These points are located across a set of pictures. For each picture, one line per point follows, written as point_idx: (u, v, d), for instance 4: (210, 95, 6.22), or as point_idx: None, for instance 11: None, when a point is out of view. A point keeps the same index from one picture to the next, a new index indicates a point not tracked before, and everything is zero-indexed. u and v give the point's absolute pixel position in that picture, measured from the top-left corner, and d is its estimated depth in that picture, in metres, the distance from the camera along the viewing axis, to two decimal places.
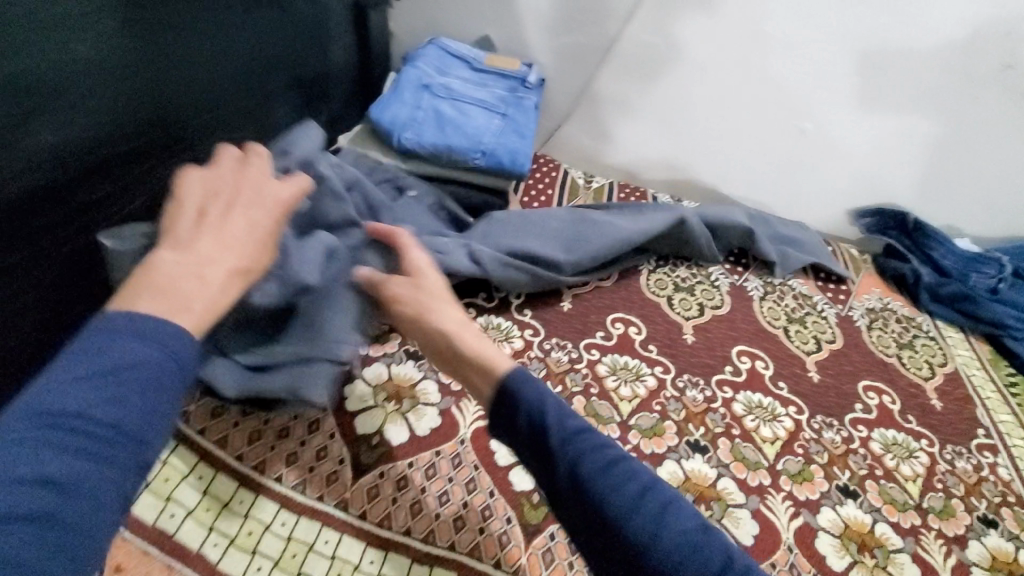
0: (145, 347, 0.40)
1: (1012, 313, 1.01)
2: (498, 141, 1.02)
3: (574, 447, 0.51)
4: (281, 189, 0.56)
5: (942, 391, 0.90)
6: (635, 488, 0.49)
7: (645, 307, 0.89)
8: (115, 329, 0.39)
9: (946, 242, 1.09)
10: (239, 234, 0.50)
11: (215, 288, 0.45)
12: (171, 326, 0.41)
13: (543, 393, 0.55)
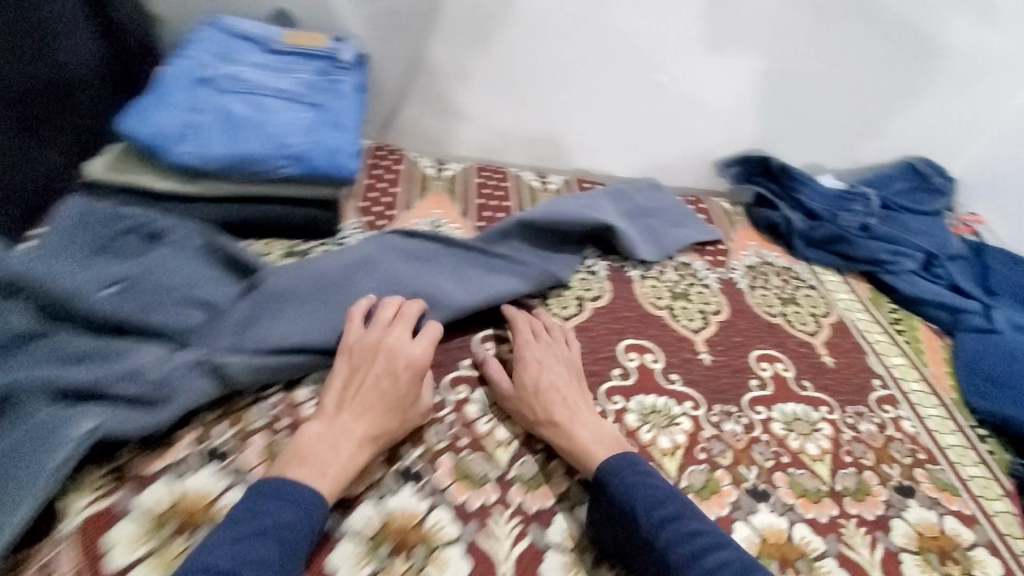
0: (295, 504, 0.51)
1: (884, 248, 0.99)
2: (310, 141, 0.79)
3: (663, 532, 0.53)
4: (405, 336, 0.64)
5: (831, 345, 0.86)
6: (699, 545, 0.52)
7: (516, 318, 0.76)
8: (271, 489, 0.52)
9: (811, 183, 1.05)
10: (381, 390, 0.60)
11: (343, 458, 0.55)
12: (309, 490, 0.52)
13: (650, 482, 0.57)
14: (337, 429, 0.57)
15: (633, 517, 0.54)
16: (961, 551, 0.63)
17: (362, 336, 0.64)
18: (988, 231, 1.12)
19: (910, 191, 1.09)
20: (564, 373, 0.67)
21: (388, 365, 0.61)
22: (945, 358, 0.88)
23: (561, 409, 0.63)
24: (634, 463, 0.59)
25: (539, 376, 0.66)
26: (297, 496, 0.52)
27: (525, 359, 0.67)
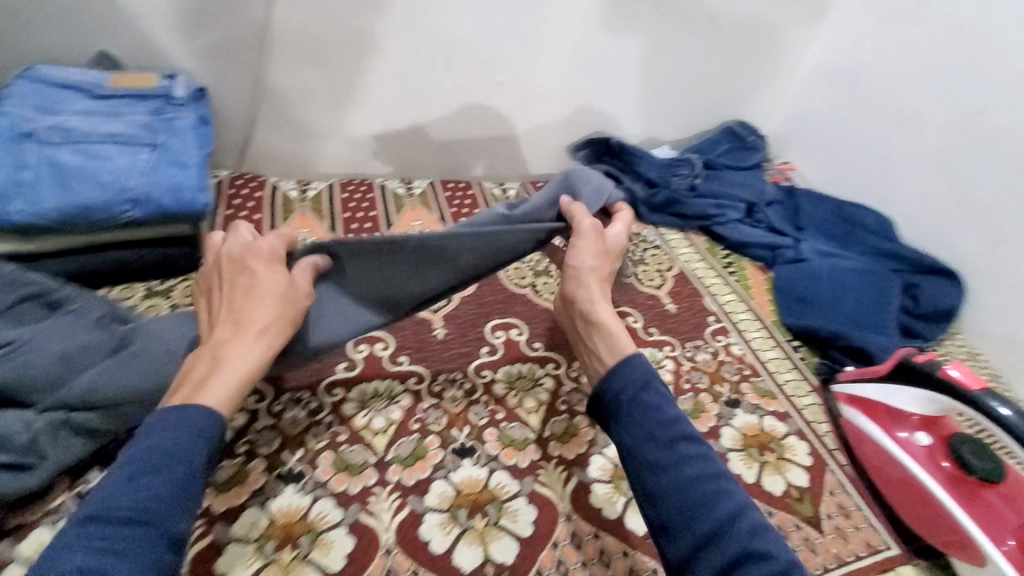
0: (181, 424, 0.47)
1: (712, 203, 1.13)
2: (151, 182, 0.80)
3: (643, 452, 0.50)
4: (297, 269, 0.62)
5: (672, 293, 0.98)
6: (705, 468, 0.49)
7: None
8: (158, 426, 0.47)
9: (645, 155, 1.18)
10: (255, 289, 0.57)
11: (229, 364, 0.52)
12: (193, 409, 0.48)
13: (655, 401, 0.53)
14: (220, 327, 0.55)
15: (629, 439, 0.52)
16: (777, 442, 0.76)
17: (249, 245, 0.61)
18: (798, 174, 1.31)
19: (731, 151, 1.26)
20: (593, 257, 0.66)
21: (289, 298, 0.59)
22: (768, 289, 1.03)
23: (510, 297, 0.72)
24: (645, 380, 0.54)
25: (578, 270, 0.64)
26: (183, 419, 0.47)
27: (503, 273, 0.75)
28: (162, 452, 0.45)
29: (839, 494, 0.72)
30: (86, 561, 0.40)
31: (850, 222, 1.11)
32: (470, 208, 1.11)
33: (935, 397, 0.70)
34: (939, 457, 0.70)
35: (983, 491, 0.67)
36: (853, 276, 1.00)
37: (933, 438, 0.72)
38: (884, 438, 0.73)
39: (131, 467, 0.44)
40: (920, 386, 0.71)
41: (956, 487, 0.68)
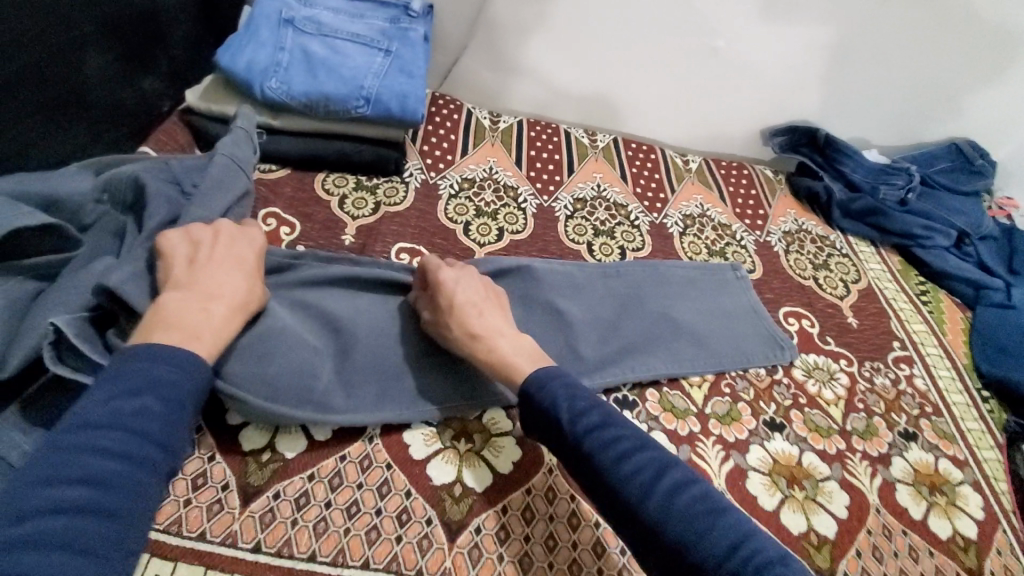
0: (165, 360, 0.47)
1: (921, 223, 1.02)
2: (382, 85, 0.87)
3: (585, 439, 0.53)
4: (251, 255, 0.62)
5: (855, 308, 0.91)
6: (652, 473, 0.50)
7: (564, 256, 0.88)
8: (143, 356, 0.47)
9: (856, 155, 1.09)
10: (218, 269, 0.57)
11: (215, 322, 0.53)
12: (188, 351, 0.49)
13: (569, 391, 0.57)
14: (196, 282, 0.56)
15: (562, 427, 0.55)
16: (950, 487, 0.70)
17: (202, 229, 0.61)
18: (1019, 214, 1.15)
19: (950, 171, 1.11)
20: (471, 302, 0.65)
21: (244, 290, 0.57)
22: (963, 329, 0.93)
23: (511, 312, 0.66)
24: (558, 378, 0.59)
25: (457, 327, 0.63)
26: (177, 356, 0.48)
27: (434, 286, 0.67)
28: (150, 381, 0.46)
29: (1008, 556, 0.66)
30: (93, 472, 0.40)
31: None
32: (651, 172, 1.08)
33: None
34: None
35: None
36: None
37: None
38: None
39: (111, 387, 0.45)
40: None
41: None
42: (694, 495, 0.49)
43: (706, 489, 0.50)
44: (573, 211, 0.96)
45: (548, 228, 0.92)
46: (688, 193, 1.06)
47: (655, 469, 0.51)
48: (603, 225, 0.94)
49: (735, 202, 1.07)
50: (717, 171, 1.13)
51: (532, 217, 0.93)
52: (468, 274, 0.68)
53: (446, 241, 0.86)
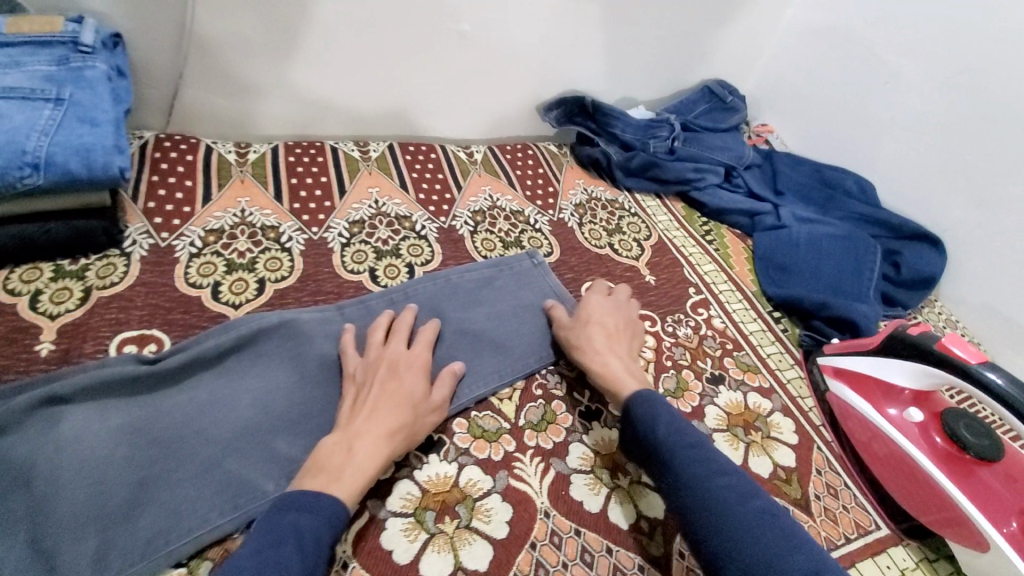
0: (310, 508, 0.50)
1: (690, 167, 1.08)
2: (55, 143, 0.68)
3: (679, 455, 0.55)
4: (422, 349, 0.65)
5: (651, 264, 0.93)
6: (738, 494, 0.52)
7: (345, 292, 0.78)
8: (291, 503, 0.50)
9: (621, 115, 1.10)
10: (406, 379, 0.61)
11: (361, 458, 0.54)
12: (329, 496, 0.51)
13: (673, 415, 0.59)
14: (364, 420, 0.57)
15: (654, 445, 0.57)
16: (761, 420, 0.72)
17: (362, 358, 0.64)
18: (775, 137, 1.26)
19: (708, 112, 1.19)
20: (406, 389, 0.60)
21: (403, 417, 0.58)
22: (747, 257, 0.99)
23: (387, 394, 0.60)
24: (651, 397, 0.61)
25: (362, 429, 0.57)
26: (318, 504, 0.50)
27: (380, 368, 0.62)
28: (290, 530, 0.48)
29: (828, 473, 0.68)
30: None
31: (831, 187, 1.06)
32: (433, 173, 1.01)
33: (922, 369, 0.65)
34: (931, 432, 0.65)
35: (997, 465, 0.61)
36: (832, 241, 0.95)
37: (924, 414, 0.67)
38: (873, 414, 0.68)
39: (261, 540, 0.47)
40: (910, 357, 0.66)
41: (956, 466, 0.62)
42: (772, 523, 0.50)
43: (789, 520, 0.51)
44: (350, 236, 0.86)
45: (322, 264, 0.81)
46: (476, 186, 1.01)
47: (744, 494, 0.52)
48: (386, 245, 0.85)
49: (526, 185, 1.05)
50: (503, 157, 1.10)
51: (301, 256, 0.81)
52: (424, 349, 0.66)
53: (189, 313, 0.71)
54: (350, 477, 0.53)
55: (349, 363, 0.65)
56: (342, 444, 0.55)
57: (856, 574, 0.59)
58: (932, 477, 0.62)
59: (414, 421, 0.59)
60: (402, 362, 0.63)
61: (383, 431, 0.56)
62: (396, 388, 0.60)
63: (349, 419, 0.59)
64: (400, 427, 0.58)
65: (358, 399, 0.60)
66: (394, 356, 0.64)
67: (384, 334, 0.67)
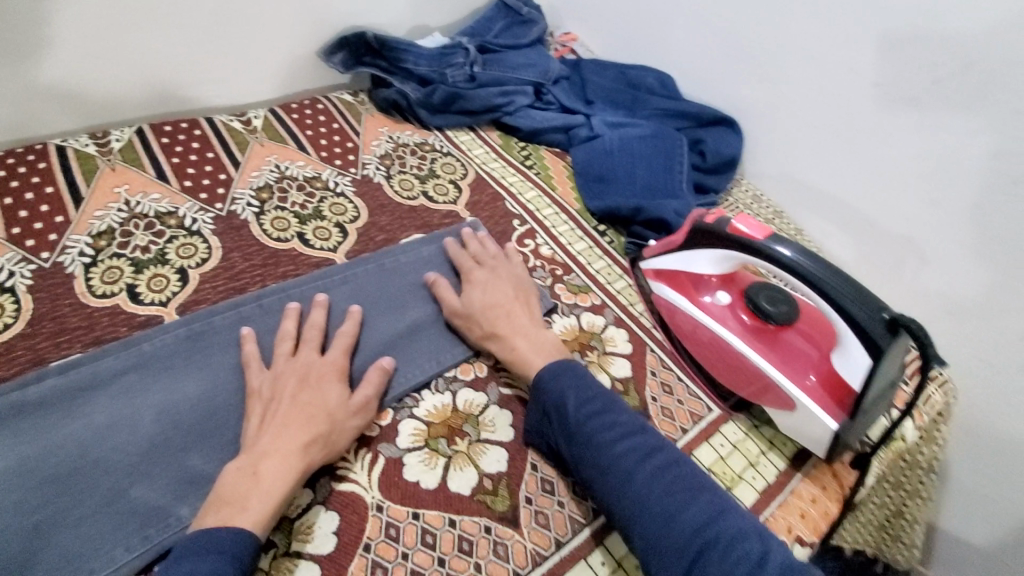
0: (210, 548, 0.45)
1: (496, 91, 1.01)
2: None
3: (585, 427, 0.55)
4: (338, 351, 0.60)
5: (471, 205, 0.88)
6: (649, 461, 0.53)
7: (100, 322, 0.64)
8: (189, 545, 0.46)
9: (410, 47, 1.00)
10: (323, 389, 0.56)
11: (270, 481, 0.49)
12: (233, 531, 0.46)
13: (580, 384, 0.58)
14: (269, 442, 0.52)
15: (562, 417, 0.56)
16: (597, 339, 0.72)
17: (269, 373, 0.58)
18: (581, 45, 1.20)
19: (507, 29, 1.11)
20: (320, 397, 0.55)
21: (319, 428, 0.53)
22: (568, 175, 0.96)
23: (299, 405, 0.54)
24: (573, 368, 0.60)
25: (270, 446, 0.51)
26: (221, 541, 0.45)
27: (286, 379, 0.56)
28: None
29: (662, 372, 0.70)
30: None
31: (635, 88, 1.04)
32: (200, 153, 0.85)
33: (720, 254, 0.67)
34: (738, 311, 0.68)
35: (794, 328, 0.65)
36: (641, 142, 0.94)
37: (731, 295, 0.69)
38: (687, 304, 0.70)
39: None
40: (707, 246, 0.68)
41: (760, 339, 0.65)
42: (681, 481, 0.51)
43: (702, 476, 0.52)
44: (99, 253, 0.70)
45: (62, 296, 0.65)
46: (258, 157, 0.87)
47: (651, 451, 0.53)
48: (147, 254, 0.71)
49: (320, 145, 0.92)
50: (288, 118, 0.95)
51: (29, 294, 0.64)
52: (342, 350, 0.61)
53: None
54: (259, 506, 0.48)
55: (253, 380, 0.58)
56: (252, 463, 0.50)
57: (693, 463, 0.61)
58: (740, 353, 0.65)
59: (332, 428, 0.54)
60: (315, 371, 0.57)
61: (295, 445, 0.51)
62: (312, 395, 0.55)
63: (255, 440, 0.53)
64: (316, 438, 0.53)
65: (267, 415, 0.54)
66: (308, 363, 0.58)
67: (292, 342, 0.61)
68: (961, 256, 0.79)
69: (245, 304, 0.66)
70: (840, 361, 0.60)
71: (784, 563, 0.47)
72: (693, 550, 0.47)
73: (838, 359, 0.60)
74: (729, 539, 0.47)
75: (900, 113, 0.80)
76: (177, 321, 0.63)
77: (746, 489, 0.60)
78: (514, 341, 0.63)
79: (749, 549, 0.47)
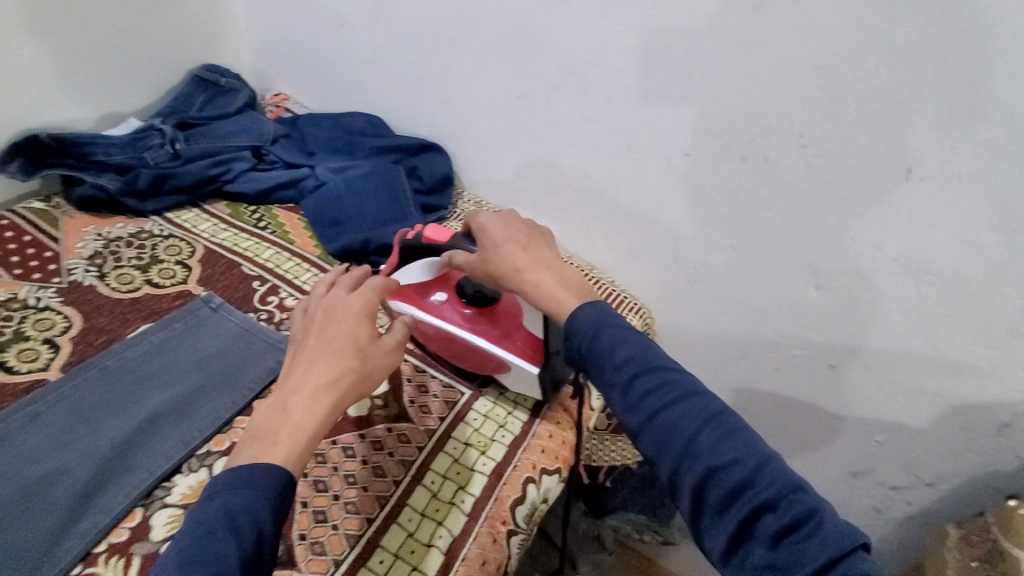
0: (247, 482, 0.47)
1: (211, 164, 1.02)
2: None
3: (628, 383, 0.54)
4: (357, 298, 0.59)
5: (204, 279, 0.87)
6: (716, 431, 0.50)
7: None
8: (232, 478, 0.47)
9: (95, 139, 0.96)
10: (347, 324, 0.57)
11: (294, 427, 0.50)
12: (266, 467, 0.48)
13: (614, 325, 0.57)
14: (295, 388, 0.53)
15: (611, 373, 0.55)
16: None
17: (306, 309, 0.60)
18: (296, 103, 1.25)
19: (209, 101, 1.12)
20: (346, 332, 0.56)
21: (333, 373, 0.53)
22: (304, 227, 1.01)
23: (320, 354, 0.54)
24: (599, 307, 0.59)
25: (301, 383, 0.53)
26: (255, 475, 0.47)
27: (315, 309, 0.59)
28: (226, 511, 0.45)
29: (417, 376, 0.77)
30: None
31: (349, 133, 1.12)
32: None
33: (426, 262, 0.76)
34: (453, 305, 0.76)
35: (499, 306, 0.76)
36: (363, 180, 1.03)
37: (445, 292, 0.77)
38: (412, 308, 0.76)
39: (197, 523, 0.45)
40: (416, 256, 0.76)
41: (476, 323, 0.74)
42: (742, 445, 0.49)
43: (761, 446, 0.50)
44: None
45: None
46: None
47: (711, 416, 0.51)
48: None
49: (11, 262, 0.84)
50: None
51: None
52: (370, 291, 0.61)
53: None
54: (287, 441, 0.50)
55: (294, 327, 0.59)
56: (283, 402, 0.52)
57: (451, 443, 0.71)
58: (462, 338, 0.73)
59: (365, 364, 0.56)
60: (341, 306, 0.58)
61: (320, 382, 0.53)
62: (345, 315, 0.58)
63: (287, 378, 0.54)
64: (347, 373, 0.54)
65: (296, 357, 0.55)
66: (335, 304, 0.58)
67: (329, 285, 0.62)
68: (624, 213, 1.01)
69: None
70: (531, 321, 0.71)
71: (840, 529, 0.45)
72: (747, 501, 0.47)
73: (525, 319, 0.73)
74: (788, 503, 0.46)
75: (547, 115, 0.99)
76: None
77: (497, 448, 0.71)
78: (535, 276, 0.64)
79: (803, 506, 0.46)
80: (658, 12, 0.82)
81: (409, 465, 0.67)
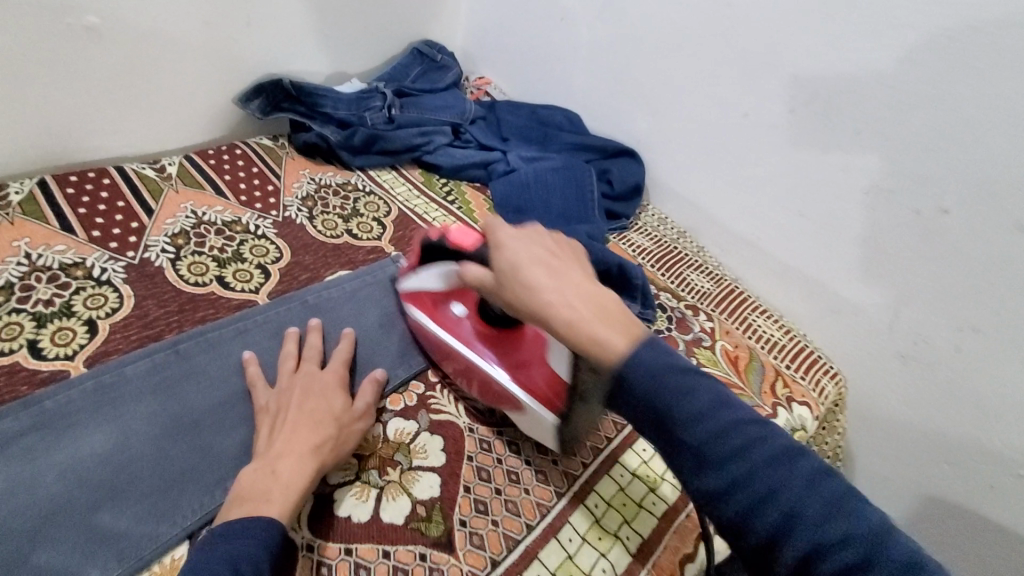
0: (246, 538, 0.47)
1: (415, 132, 1.06)
2: None
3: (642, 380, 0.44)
4: (332, 373, 0.64)
5: (395, 241, 0.91)
6: (742, 440, 0.41)
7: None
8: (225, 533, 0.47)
9: (328, 92, 1.03)
10: (324, 398, 0.59)
11: (286, 478, 0.52)
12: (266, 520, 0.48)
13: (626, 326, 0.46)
14: (279, 452, 0.54)
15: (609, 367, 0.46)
16: None
17: (271, 392, 0.61)
18: (495, 88, 1.28)
19: (423, 75, 1.17)
20: (324, 404, 0.59)
21: (315, 439, 0.55)
22: (488, 208, 1.01)
23: (301, 424, 0.56)
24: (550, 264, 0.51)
25: (285, 449, 0.54)
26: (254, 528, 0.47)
27: (293, 386, 0.61)
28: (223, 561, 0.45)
29: None
30: None
31: (545, 124, 1.12)
32: (109, 203, 0.82)
33: (446, 270, 0.65)
34: (473, 321, 0.67)
35: (525, 328, 0.64)
36: (554, 174, 1.01)
37: (467, 306, 0.68)
38: (434, 326, 0.69)
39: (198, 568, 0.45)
40: (434, 262, 0.67)
41: (495, 346, 0.65)
42: (771, 456, 0.40)
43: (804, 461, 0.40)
44: None
45: None
46: (174, 204, 0.85)
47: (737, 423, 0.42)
48: (48, 309, 0.67)
49: (240, 189, 0.92)
50: (203, 164, 0.94)
51: None
52: (337, 373, 0.64)
53: None
54: (281, 500, 0.50)
55: (260, 398, 0.61)
56: (270, 464, 0.53)
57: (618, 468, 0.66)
58: (478, 364, 0.64)
59: (340, 432, 0.58)
60: (315, 382, 0.61)
61: (308, 446, 0.54)
62: (323, 394, 0.60)
63: (268, 444, 0.56)
64: (326, 439, 0.56)
65: (277, 427, 0.57)
66: (306, 386, 0.61)
67: (295, 361, 0.65)
68: (834, 261, 0.90)
69: (160, 351, 0.64)
70: (551, 352, 0.59)
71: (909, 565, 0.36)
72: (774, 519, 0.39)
73: (540, 348, 0.62)
74: (820, 507, 0.38)
75: (771, 139, 0.90)
76: (83, 375, 0.60)
77: (668, 487, 0.66)
78: (553, 297, 0.49)
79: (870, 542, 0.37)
80: (952, 44, 0.71)
81: (572, 479, 0.64)
